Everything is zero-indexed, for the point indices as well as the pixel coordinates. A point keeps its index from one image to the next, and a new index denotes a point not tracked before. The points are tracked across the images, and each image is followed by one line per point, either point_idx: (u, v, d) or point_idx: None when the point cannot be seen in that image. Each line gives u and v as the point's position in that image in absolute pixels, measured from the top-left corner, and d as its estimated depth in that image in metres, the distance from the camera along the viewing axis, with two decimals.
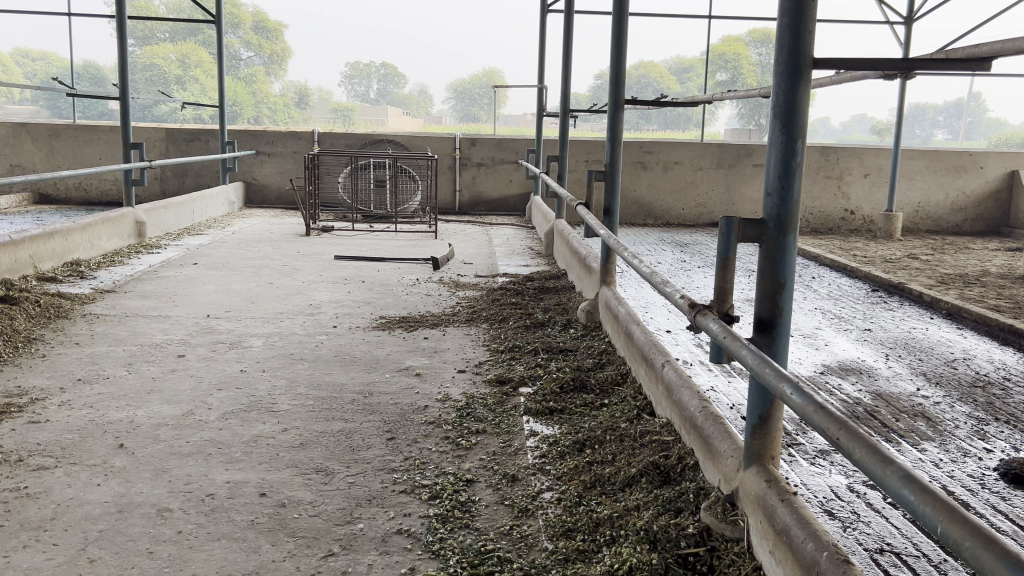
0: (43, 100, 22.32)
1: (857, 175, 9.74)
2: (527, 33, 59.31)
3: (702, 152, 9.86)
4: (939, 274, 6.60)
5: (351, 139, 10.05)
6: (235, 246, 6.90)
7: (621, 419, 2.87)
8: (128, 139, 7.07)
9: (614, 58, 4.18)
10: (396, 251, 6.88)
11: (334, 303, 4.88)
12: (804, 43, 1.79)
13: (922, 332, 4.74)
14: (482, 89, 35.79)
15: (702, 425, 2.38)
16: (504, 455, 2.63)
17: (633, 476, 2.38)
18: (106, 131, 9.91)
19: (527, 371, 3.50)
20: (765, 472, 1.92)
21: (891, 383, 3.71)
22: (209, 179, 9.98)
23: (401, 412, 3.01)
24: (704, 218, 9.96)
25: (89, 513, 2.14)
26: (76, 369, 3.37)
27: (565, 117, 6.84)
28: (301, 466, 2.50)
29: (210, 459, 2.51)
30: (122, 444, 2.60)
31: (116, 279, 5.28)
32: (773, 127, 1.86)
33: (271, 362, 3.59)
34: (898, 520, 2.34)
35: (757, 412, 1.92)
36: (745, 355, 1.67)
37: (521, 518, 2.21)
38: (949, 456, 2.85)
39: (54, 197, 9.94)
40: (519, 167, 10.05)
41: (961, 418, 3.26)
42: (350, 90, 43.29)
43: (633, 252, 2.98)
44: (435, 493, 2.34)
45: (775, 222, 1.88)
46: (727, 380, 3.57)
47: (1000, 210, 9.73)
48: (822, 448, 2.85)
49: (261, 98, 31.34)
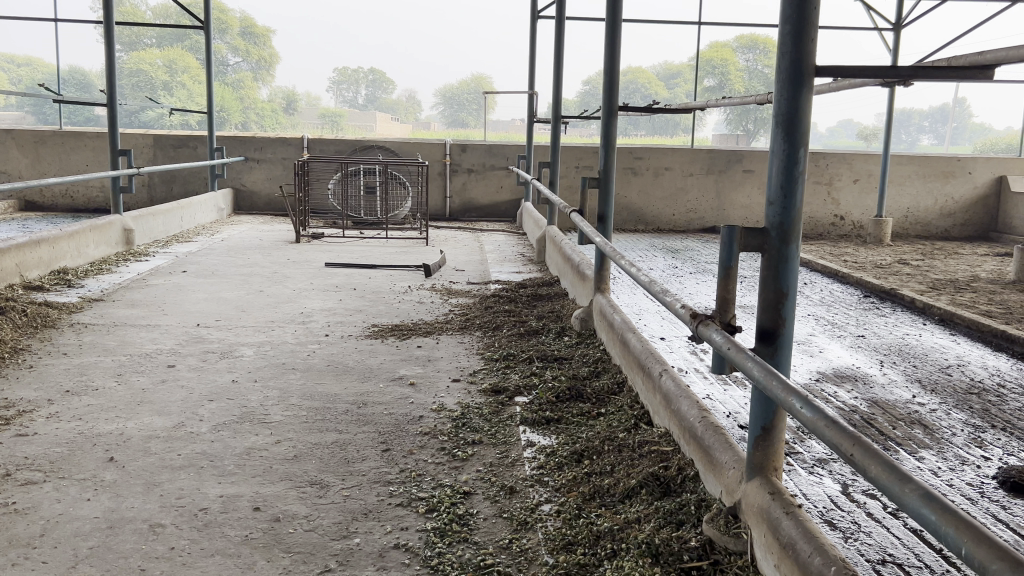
0: (28, 106, 22.13)
1: (846, 181, 9.77)
2: (515, 39, 59.44)
3: (692, 158, 9.87)
4: (930, 280, 6.62)
5: (341, 145, 10.01)
6: (224, 254, 6.83)
7: (618, 429, 2.84)
8: (115, 146, 6.99)
9: (608, 63, 4.17)
10: (388, 258, 6.84)
11: (326, 311, 4.84)
12: (806, 51, 1.77)
13: (915, 338, 4.74)
14: (471, 94, 35.78)
15: (703, 435, 2.36)
16: (501, 467, 2.60)
17: (633, 487, 2.35)
18: (93, 137, 9.82)
19: (523, 380, 3.46)
20: (768, 484, 1.89)
21: (886, 390, 3.70)
22: (198, 186, 9.91)
23: (397, 423, 2.97)
24: (694, 224, 9.98)
25: (79, 529, 2.10)
26: (65, 380, 3.31)
27: (557, 123, 6.82)
28: (295, 479, 2.45)
29: (202, 472, 2.47)
30: (112, 457, 2.55)
31: (103, 288, 5.22)
32: (774, 136, 1.84)
33: (263, 372, 3.54)
34: (900, 530, 2.33)
35: (759, 423, 1.90)
36: (750, 367, 1.64)
37: (520, 531, 2.18)
38: (947, 464, 2.84)
39: (40, 204, 9.85)
40: (509, 173, 10.04)
41: (958, 425, 3.26)
42: (338, 96, 43.18)
43: (630, 260, 2.96)
44: (432, 506, 2.30)
45: (778, 231, 1.86)
46: (722, 388, 3.55)
47: (988, 215, 9.79)
48: (821, 456, 2.83)
49: (249, 103, 31.22)
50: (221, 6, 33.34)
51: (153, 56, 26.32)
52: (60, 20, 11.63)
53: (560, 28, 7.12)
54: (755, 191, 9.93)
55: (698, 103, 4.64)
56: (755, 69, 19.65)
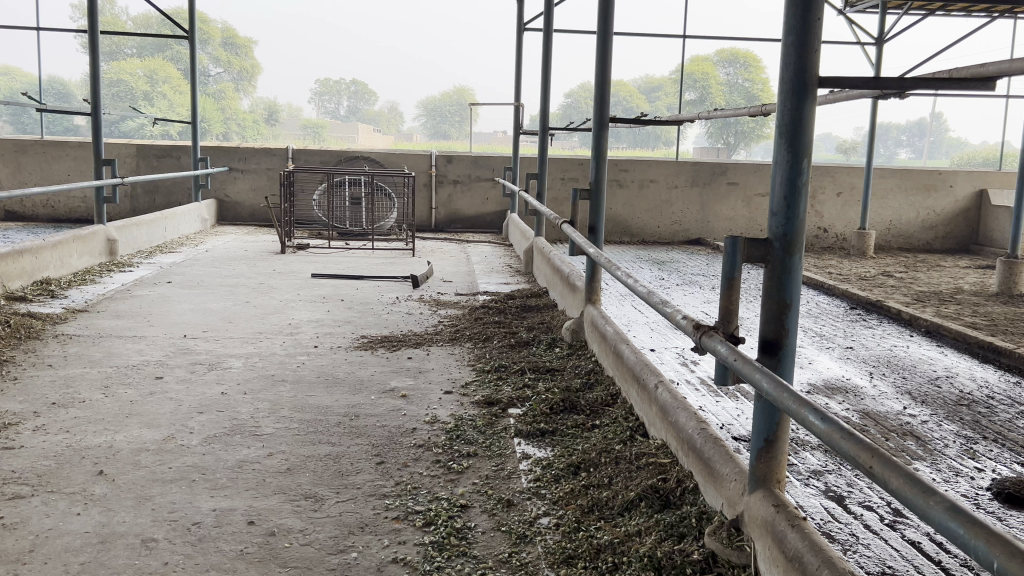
0: (6, 115, 21.94)
1: (830, 194, 9.86)
2: (497, 53, 59.65)
3: (677, 170, 9.93)
4: (915, 292, 6.68)
5: (326, 155, 9.95)
6: (209, 265, 6.76)
7: (614, 441, 2.82)
8: (99, 155, 6.76)
9: (598, 73, 4.17)
10: (374, 269, 6.80)
11: (314, 322, 4.79)
12: (810, 62, 1.78)
13: (903, 349, 4.78)
14: (455, 107, 35.80)
15: (702, 448, 2.35)
16: (497, 480, 2.57)
17: (632, 500, 2.33)
18: (75, 147, 9.72)
19: (516, 392, 3.44)
20: (772, 496, 1.88)
21: (877, 402, 3.72)
22: (181, 197, 9.83)
23: (390, 435, 2.93)
24: (679, 236, 10.03)
25: (70, 545, 2.04)
26: (50, 392, 3.24)
27: (544, 134, 6.83)
28: (289, 492, 2.42)
29: (195, 485, 2.43)
30: (102, 471, 2.50)
31: (87, 298, 5.15)
32: (777, 147, 1.84)
33: (253, 384, 3.49)
34: (898, 542, 2.33)
35: (763, 435, 1.89)
36: (757, 377, 1.63)
37: (519, 545, 2.16)
38: (941, 476, 2.85)
39: (20, 214, 9.72)
40: (495, 185, 10.03)
41: (950, 437, 3.27)
42: (320, 108, 43.10)
43: (626, 271, 2.96)
44: (430, 519, 2.27)
45: (781, 241, 1.85)
46: (715, 400, 3.55)
47: (969, 227, 9.91)
48: (816, 468, 2.83)
49: (230, 114, 31.09)
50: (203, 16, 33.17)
51: (133, 67, 26.30)
52: (40, 28, 11.49)
53: (548, 41, 7.12)
54: (740, 203, 9.98)
55: (687, 115, 4.64)
56: (736, 83, 19.83)
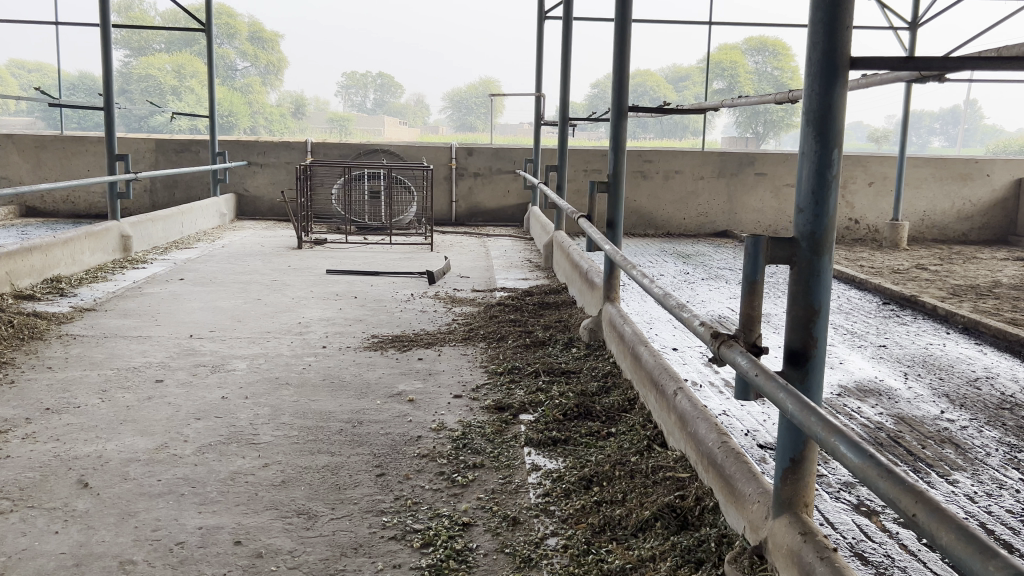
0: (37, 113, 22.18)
1: (861, 184, 9.54)
2: (521, 46, 59.38)
3: (702, 161, 9.67)
4: (951, 286, 6.41)
5: (345, 149, 9.83)
6: (224, 261, 6.63)
7: (629, 451, 2.65)
8: (112, 150, 6.68)
9: (617, 63, 3.95)
10: (391, 265, 6.66)
11: (325, 320, 4.67)
12: (841, 41, 1.58)
13: (940, 348, 4.54)
14: (480, 98, 35.58)
15: (723, 463, 2.17)
16: (504, 494, 2.41)
17: (646, 520, 2.16)
18: (95, 141, 9.70)
19: (527, 397, 3.26)
20: (800, 522, 1.70)
21: (913, 405, 3.50)
22: (200, 190, 9.79)
23: (392, 444, 2.79)
24: (705, 228, 9.79)
25: (43, 567, 1.92)
26: (45, 397, 3.14)
27: (565, 123, 6.57)
28: (281, 509, 2.27)
29: (183, 500, 2.29)
30: (87, 483, 2.38)
31: (97, 296, 5.06)
32: (804, 136, 1.65)
33: (256, 388, 3.36)
34: (938, 565, 2.13)
35: (788, 455, 1.71)
36: (780, 398, 1.45)
37: (524, 570, 1.99)
38: (983, 489, 2.63)
39: (41, 210, 9.73)
40: (516, 176, 9.86)
41: (992, 444, 3.05)
42: (347, 101, 43.16)
43: (642, 270, 2.76)
44: (428, 540, 2.12)
45: (809, 241, 1.66)
46: (739, 404, 3.34)
47: (1006, 218, 9.56)
48: (847, 480, 2.63)
49: (258, 108, 31.40)
50: (229, 11, 33.28)
51: (161, 62, 26.43)
52: (62, 22, 11.46)
53: (567, 29, 6.90)
54: (768, 194, 9.71)
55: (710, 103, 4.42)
56: (764, 71, 19.41)
